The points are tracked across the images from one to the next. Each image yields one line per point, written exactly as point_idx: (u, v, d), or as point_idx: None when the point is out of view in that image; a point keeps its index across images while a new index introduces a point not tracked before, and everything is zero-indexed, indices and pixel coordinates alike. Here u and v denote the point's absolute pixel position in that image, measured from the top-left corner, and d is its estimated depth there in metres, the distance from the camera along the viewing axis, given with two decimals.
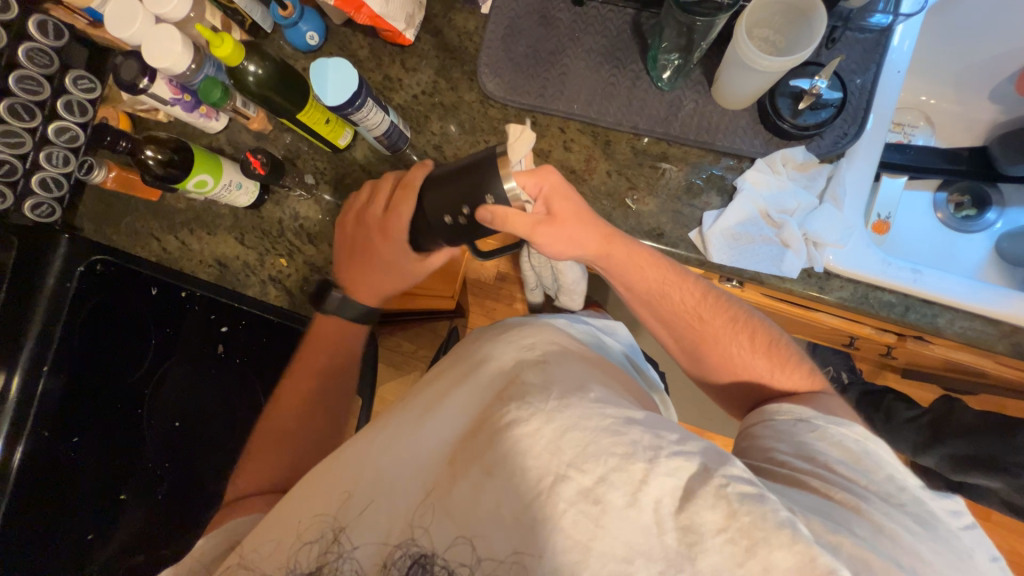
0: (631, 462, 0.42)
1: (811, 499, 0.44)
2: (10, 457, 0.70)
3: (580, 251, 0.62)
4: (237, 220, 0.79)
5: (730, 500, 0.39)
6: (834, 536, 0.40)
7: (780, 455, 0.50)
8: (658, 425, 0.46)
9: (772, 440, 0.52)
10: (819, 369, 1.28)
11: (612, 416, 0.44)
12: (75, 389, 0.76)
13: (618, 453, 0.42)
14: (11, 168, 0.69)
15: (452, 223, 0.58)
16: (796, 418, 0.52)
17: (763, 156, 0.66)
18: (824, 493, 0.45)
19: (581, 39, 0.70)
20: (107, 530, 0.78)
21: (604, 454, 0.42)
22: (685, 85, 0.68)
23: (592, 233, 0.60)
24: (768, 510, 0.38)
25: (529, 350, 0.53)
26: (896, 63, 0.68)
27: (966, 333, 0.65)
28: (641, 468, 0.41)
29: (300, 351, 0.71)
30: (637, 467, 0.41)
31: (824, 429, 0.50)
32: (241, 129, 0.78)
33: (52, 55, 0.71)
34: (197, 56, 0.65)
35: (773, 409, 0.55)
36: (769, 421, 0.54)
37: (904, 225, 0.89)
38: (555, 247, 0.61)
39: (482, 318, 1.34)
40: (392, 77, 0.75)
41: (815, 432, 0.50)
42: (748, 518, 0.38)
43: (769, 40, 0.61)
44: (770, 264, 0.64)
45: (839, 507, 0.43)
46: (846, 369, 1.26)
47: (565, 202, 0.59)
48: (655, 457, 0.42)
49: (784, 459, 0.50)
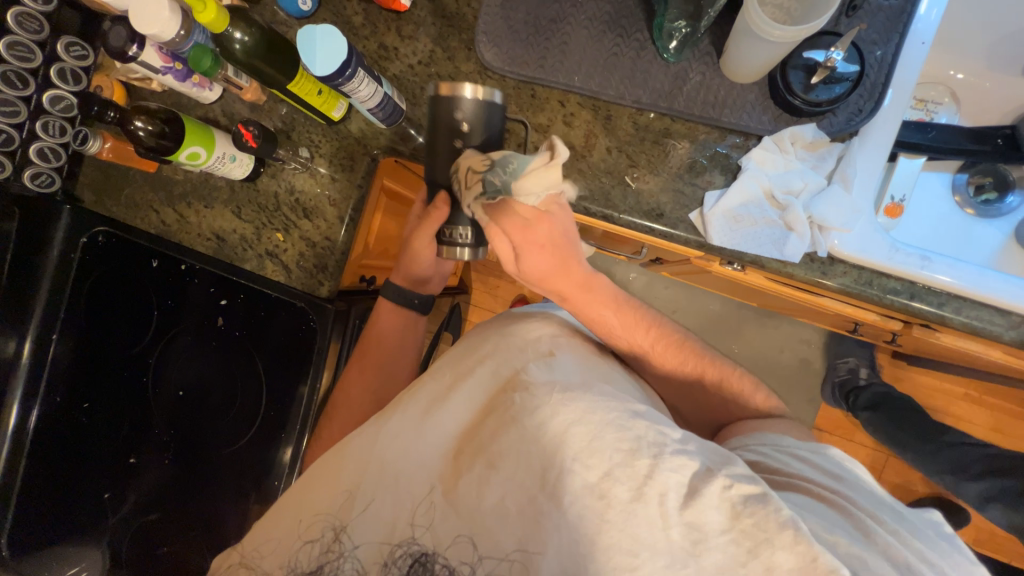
0: (635, 458, 0.42)
1: (805, 503, 0.44)
2: (26, 419, 0.78)
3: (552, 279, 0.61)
4: (233, 193, 0.79)
5: (734, 502, 0.39)
6: (831, 535, 0.39)
7: (771, 467, 0.49)
8: (660, 420, 0.46)
9: (760, 456, 0.51)
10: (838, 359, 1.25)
11: (618, 410, 0.45)
12: (82, 356, 0.81)
13: (623, 449, 0.42)
14: (8, 138, 0.69)
15: (462, 162, 0.56)
16: (774, 443, 0.52)
17: (771, 134, 0.63)
18: (822, 499, 0.44)
19: (583, 5, 0.66)
20: (121, 492, 0.83)
21: (609, 449, 0.42)
22: (692, 57, 0.64)
23: (551, 256, 0.60)
24: (771, 509, 0.38)
25: (535, 345, 0.54)
26: (922, 33, 0.63)
27: (974, 324, 0.63)
28: (645, 464, 0.41)
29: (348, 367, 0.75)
30: (642, 463, 0.41)
31: (802, 451, 0.51)
32: (235, 100, 0.76)
33: (41, 20, 0.69)
34: (186, 22, 0.63)
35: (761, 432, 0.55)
36: (751, 445, 0.54)
37: (920, 208, 0.85)
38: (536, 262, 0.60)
39: (485, 295, 1.35)
40: (387, 45, 0.72)
41: (795, 454, 0.51)
42: (750, 520, 0.38)
43: (783, 6, 0.57)
44: (772, 248, 0.62)
45: (833, 512, 0.42)
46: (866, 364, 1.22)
47: (534, 227, 0.57)
48: (659, 454, 0.42)
49: (777, 467, 0.49)
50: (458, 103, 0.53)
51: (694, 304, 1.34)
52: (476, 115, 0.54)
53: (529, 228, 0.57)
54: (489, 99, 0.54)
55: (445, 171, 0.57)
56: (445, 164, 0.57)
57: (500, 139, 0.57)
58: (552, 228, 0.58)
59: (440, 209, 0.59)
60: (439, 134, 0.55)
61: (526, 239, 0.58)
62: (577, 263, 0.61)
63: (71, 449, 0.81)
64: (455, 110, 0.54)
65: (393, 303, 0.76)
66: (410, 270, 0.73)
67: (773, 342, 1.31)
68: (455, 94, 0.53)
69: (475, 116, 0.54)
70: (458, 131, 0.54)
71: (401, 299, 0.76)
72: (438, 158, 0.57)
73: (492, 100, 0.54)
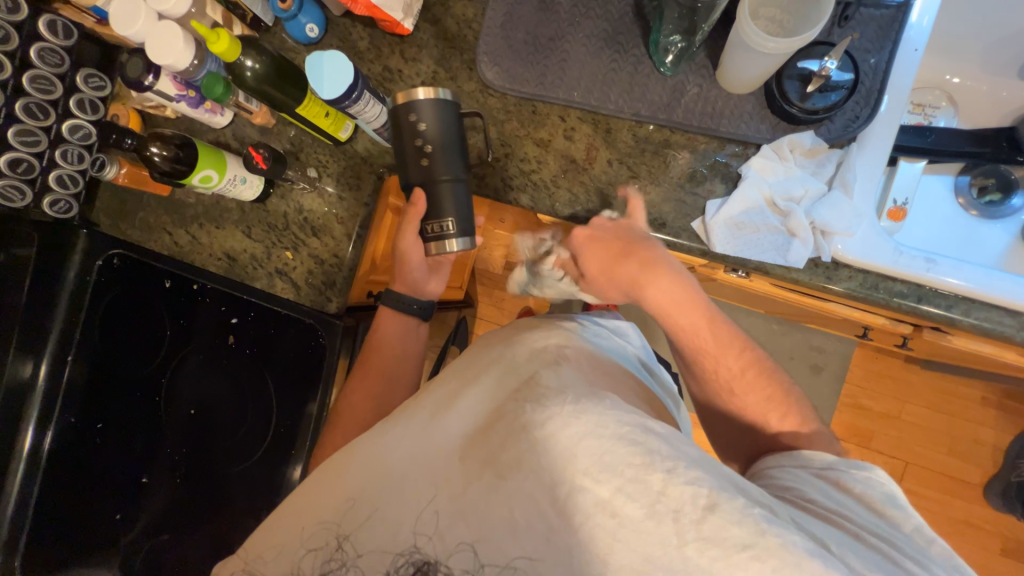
0: (648, 472, 0.42)
1: (839, 535, 0.42)
2: (41, 445, 0.78)
3: (624, 277, 0.59)
4: (243, 214, 0.81)
5: (758, 520, 0.39)
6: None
7: (805, 493, 0.48)
8: (675, 437, 0.45)
9: (794, 481, 0.50)
10: (908, 403, 1.25)
11: (630, 425, 0.45)
12: (97, 378, 0.81)
13: (635, 464, 0.42)
14: (28, 167, 0.71)
15: (428, 161, 0.60)
16: (811, 467, 0.51)
17: (769, 142, 0.64)
18: (858, 535, 0.43)
19: (581, 24, 0.68)
20: (133, 513, 0.83)
21: (620, 465, 0.42)
22: (689, 70, 0.66)
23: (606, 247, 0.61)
24: (793, 538, 0.39)
25: (543, 354, 0.54)
26: (914, 40, 0.65)
27: (984, 326, 0.62)
28: (660, 480, 0.41)
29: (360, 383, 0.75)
30: (655, 478, 0.41)
31: (844, 476, 0.49)
32: (245, 124, 0.79)
33: (62, 54, 0.72)
34: (199, 52, 0.66)
35: (796, 455, 0.53)
36: (788, 466, 0.52)
37: (923, 210, 0.85)
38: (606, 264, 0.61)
39: (490, 307, 1.37)
40: (392, 68, 0.74)
41: (837, 480, 0.49)
42: (777, 540, 0.39)
43: (775, 19, 0.58)
44: (775, 254, 0.63)
45: (873, 552, 0.41)
46: (933, 416, 1.24)
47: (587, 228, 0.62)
48: (674, 469, 0.42)
49: (811, 496, 0.47)
50: (413, 106, 0.58)
51: None
52: (432, 113, 0.59)
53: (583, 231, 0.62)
54: (440, 96, 0.59)
55: (415, 168, 0.61)
56: (412, 162, 0.61)
57: (459, 132, 0.61)
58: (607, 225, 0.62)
59: (418, 204, 0.63)
60: (404, 141, 0.60)
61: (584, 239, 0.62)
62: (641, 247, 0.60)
63: (79, 475, 0.80)
64: (412, 113, 0.58)
65: (396, 313, 0.77)
66: (405, 271, 0.74)
67: (782, 348, 1.30)
68: (410, 99, 0.58)
69: (431, 114, 0.59)
70: (416, 130, 0.59)
71: (399, 307, 0.76)
72: (406, 160, 0.61)
73: (444, 98, 0.59)
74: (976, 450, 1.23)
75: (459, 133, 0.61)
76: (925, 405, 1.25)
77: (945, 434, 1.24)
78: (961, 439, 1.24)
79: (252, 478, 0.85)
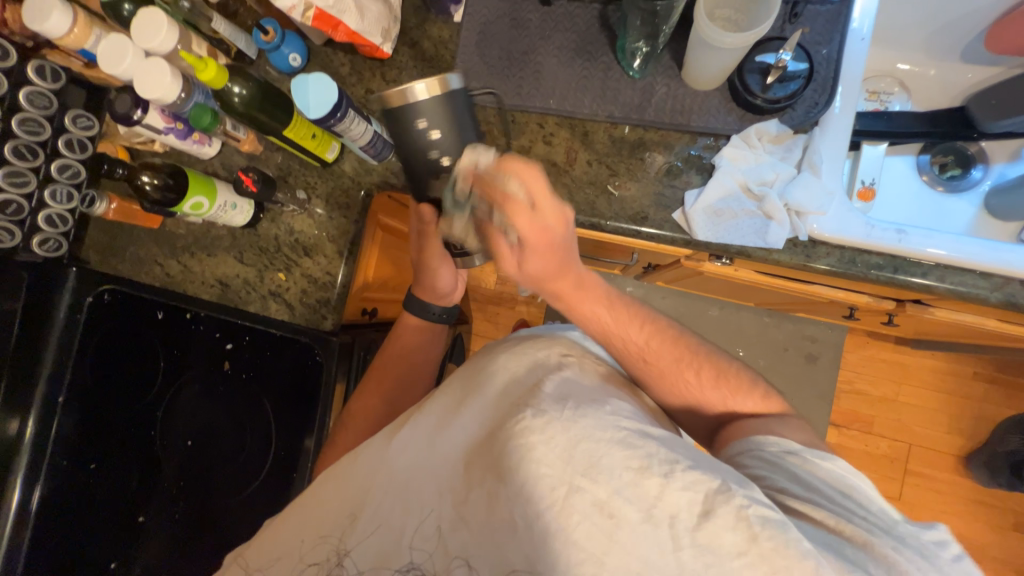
0: (646, 476, 0.42)
1: (820, 533, 0.43)
2: (29, 499, 0.75)
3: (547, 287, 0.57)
4: (235, 240, 0.82)
5: (752, 523, 0.40)
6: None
7: (777, 484, 0.48)
8: (673, 440, 0.46)
9: (765, 470, 0.50)
10: (902, 384, 1.27)
11: (627, 429, 0.45)
12: (89, 423, 0.79)
13: (633, 467, 0.43)
14: (18, 208, 0.73)
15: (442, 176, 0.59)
16: (783, 451, 0.51)
17: (738, 132, 0.68)
18: (836, 528, 0.44)
19: (551, 37, 0.72)
20: (127, 557, 0.81)
21: (618, 468, 0.43)
22: (656, 71, 0.69)
23: (553, 257, 0.53)
24: (790, 538, 0.39)
25: (544, 362, 0.54)
26: (858, 32, 0.70)
27: (959, 289, 0.65)
28: (656, 483, 0.42)
29: (354, 399, 0.74)
30: (653, 482, 0.42)
31: (809, 462, 0.49)
32: (234, 152, 0.81)
33: (50, 96, 0.73)
34: (186, 86, 0.69)
35: (760, 439, 0.53)
36: (758, 452, 0.52)
37: (891, 190, 0.90)
38: (537, 267, 0.54)
39: (485, 322, 1.39)
40: (374, 90, 0.77)
41: (803, 464, 0.49)
42: (769, 544, 0.39)
43: (730, 19, 0.63)
44: (755, 238, 0.66)
45: (850, 544, 0.42)
46: (927, 395, 1.26)
47: (550, 233, 0.52)
48: (671, 472, 0.42)
49: (783, 487, 0.48)
50: (416, 110, 0.55)
51: (693, 311, 1.35)
52: (438, 111, 0.55)
53: (541, 229, 0.51)
54: (445, 89, 0.55)
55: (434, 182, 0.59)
56: (428, 178, 0.59)
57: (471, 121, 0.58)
58: (564, 234, 0.53)
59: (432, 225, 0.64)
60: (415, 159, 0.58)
61: (533, 244, 0.52)
62: (573, 262, 0.56)
63: (69, 525, 0.77)
64: (416, 117, 0.55)
65: (405, 330, 0.77)
66: (435, 286, 0.74)
67: (776, 340, 1.32)
68: (409, 101, 0.54)
69: (438, 114, 0.55)
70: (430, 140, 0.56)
71: (412, 328, 0.77)
72: (418, 170, 0.59)
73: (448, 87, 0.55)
74: (975, 426, 1.24)
75: (469, 122, 0.58)
76: (918, 385, 1.27)
77: (942, 413, 1.26)
78: (958, 416, 1.25)
79: (252, 510, 0.83)
